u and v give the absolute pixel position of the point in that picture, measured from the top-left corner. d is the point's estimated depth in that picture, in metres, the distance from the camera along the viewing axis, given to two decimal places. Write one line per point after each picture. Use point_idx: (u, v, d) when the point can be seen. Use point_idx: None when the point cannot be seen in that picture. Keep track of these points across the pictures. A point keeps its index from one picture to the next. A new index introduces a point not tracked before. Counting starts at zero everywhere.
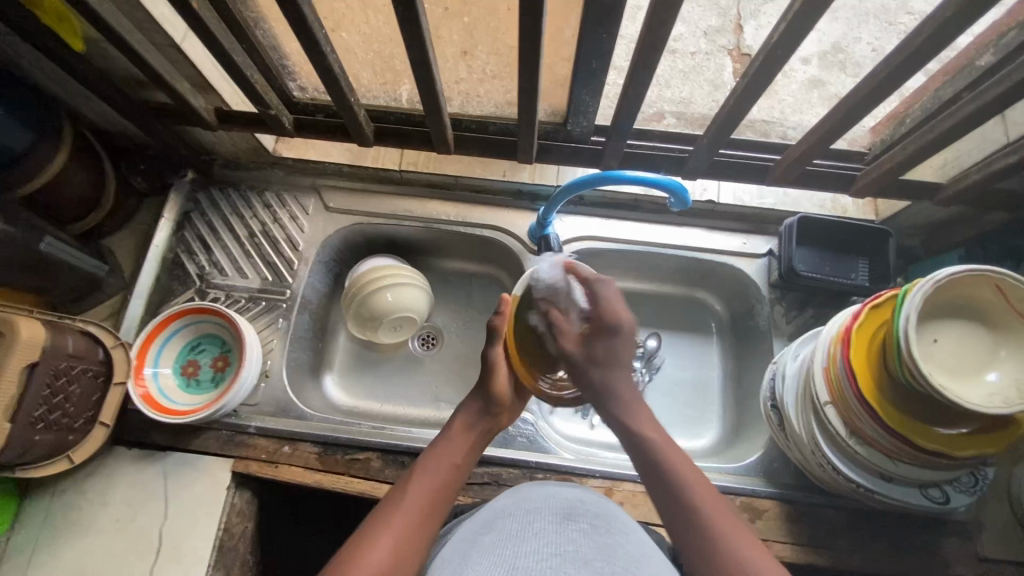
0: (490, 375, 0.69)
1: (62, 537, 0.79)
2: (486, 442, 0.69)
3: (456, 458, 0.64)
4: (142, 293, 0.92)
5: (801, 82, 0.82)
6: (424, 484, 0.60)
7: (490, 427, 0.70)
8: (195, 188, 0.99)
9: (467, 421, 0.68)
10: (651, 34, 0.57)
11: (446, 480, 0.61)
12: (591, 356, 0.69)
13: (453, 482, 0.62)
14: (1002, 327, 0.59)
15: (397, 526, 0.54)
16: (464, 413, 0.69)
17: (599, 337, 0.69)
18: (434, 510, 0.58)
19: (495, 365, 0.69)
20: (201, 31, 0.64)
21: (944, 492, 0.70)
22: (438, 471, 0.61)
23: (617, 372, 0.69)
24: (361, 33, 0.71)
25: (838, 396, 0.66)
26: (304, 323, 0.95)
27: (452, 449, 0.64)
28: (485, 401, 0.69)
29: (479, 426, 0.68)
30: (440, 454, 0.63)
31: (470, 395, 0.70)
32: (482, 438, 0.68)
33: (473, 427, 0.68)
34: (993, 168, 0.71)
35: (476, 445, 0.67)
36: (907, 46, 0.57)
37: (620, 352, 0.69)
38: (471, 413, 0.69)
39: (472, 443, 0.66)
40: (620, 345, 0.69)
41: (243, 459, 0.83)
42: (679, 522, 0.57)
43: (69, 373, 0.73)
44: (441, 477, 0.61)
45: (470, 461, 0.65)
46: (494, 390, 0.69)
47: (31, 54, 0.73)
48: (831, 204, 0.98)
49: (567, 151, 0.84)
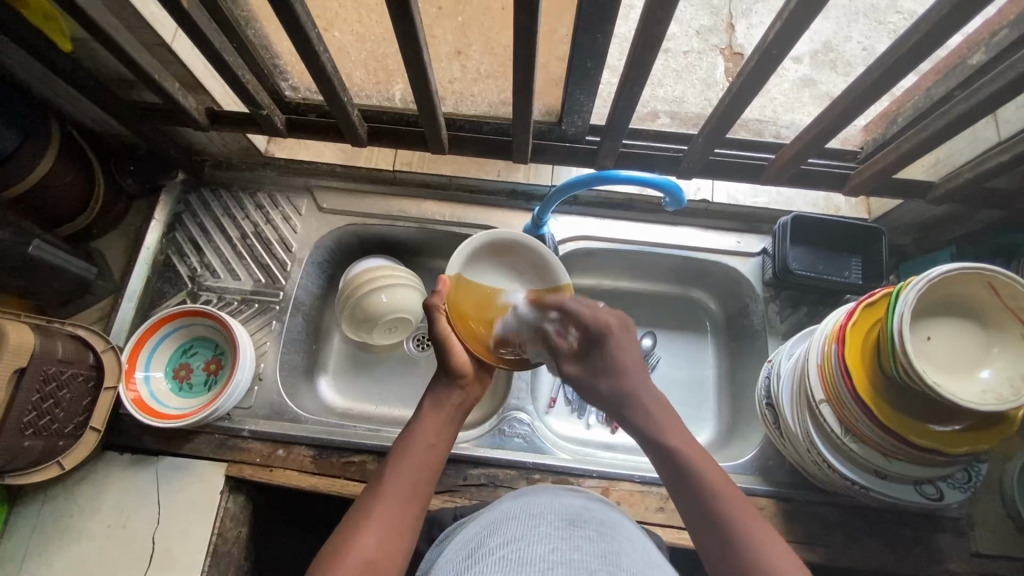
0: (446, 353, 0.67)
1: (53, 545, 0.78)
2: (461, 415, 0.67)
3: (431, 437, 0.61)
4: (133, 295, 0.91)
5: (792, 81, 0.83)
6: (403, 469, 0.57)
7: (463, 401, 0.68)
8: (186, 189, 0.98)
9: (437, 400, 0.66)
10: (647, 34, 0.57)
11: (424, 462, 0.59)
12: (597, 366, 0.67)
13: (431, 462, 0.59)
14: (993, 324, 0.59)
15: (377, 517, 0.53)
16: (434, 393, 0.66)
17: (588, 352, 0.68)
18: (416, 496, 0.56)
19: (448, 340, 0.68)
20: (191, 31, 0.63)
21: (938, 488, 0.71)
22: (415, 455, 0.59)
23: (621, 374, 0.65)
24: (353, 32, 0.71)
25: (833, 393, 0.66)
26: (298, 326, 0.94)
27: (427, 429, 0.62)
28: (449, 375, 0.67)
29: (450, 399, 0.66)
30: (413, 437, 0.61)
31: (434, 378, 0.68)
32: (456, 412, 0.66)
33: (444, 403, 0.65)
34: (985, 167, 0.71)
35: (452, 421, 0.65)
36: (898, 47, 0.57)
37: (620, 353, 0.66)
38: (440, 390, 0.66)
39: (449, 417, 0.65)
40: (613, 348, 0.66)
41: (237, 463, 0.82)
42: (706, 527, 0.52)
43: (59, 378, 0.72)
44: (418, 460, 0.58)
45: (447, 438, 0.63)
46: (456, 366, 0.67)
47: (17, 55, 0.71)
48: (824, 203, 0.98)
49: (561, 151, 0.84)
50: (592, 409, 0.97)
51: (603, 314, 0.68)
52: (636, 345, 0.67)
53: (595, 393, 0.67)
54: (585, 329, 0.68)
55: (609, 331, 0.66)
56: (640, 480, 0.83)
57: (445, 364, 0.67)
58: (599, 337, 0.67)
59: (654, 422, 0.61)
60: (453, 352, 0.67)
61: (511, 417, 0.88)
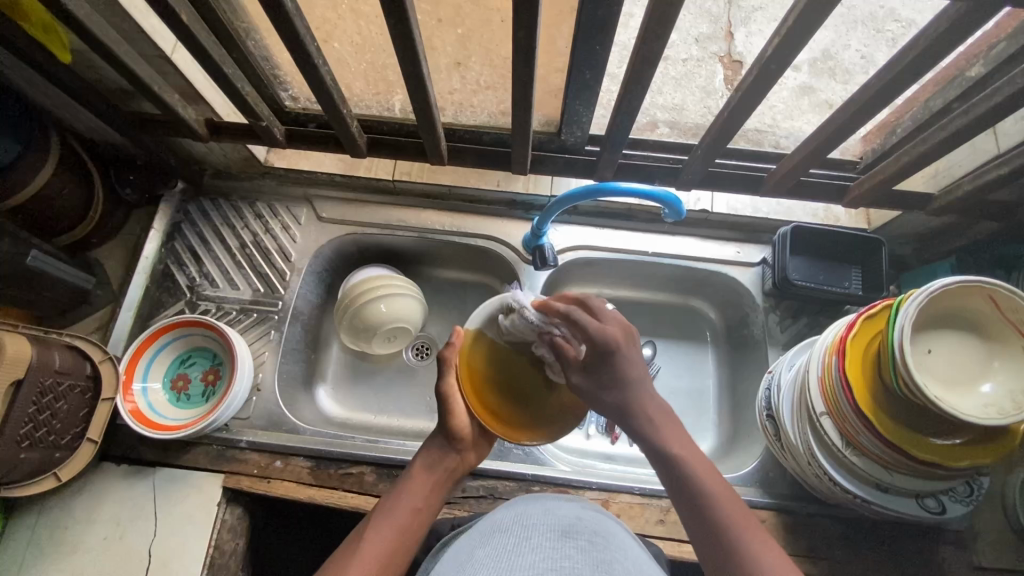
0: (448, 417, 0.68)
1: (47, 557, 0.77)
2: (453, 480, 0.67)
3: (418, 500, 0.62)
4: (131, 305, 0.91)
5: (791, 89, 0.82)
6: (383, 529, 0.58)
7: (457, 466, 0.68)
8: (186, 199, 0.99)
9: (431, 463, 0.66)
10: (646, 48, 0.57)
11: (405, 524, 0.59)
12: (598, 377, 0.61)
13: (416, 526, 0.60)
14: (996, 337, 0.59)
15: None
16: (429, 452, 0.67)
17: (598, 368, 0.61)
18: (394, 560, 0.56)
19: (449, 395, 0.68)
20: (191, 45, 0.63)
21: (941, 502, 0.70)
22: (397, 517, 0.59)
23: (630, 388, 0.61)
24: (352, 43, 0.71)
25: (833, 405, 0.66)
26: (297, 335, 0.94)
27: (413, 493, 0.62)
28: (447, 439, 0.68)
29: (443, 464, 0.66)
30: (400, 497, 0.61)
31: (433, 436, 0.69)
32: (449, 476, 0.67)
33: (437, 466, 0.66)
34: (984, 180, 0.71)
35: (442, 484, 0.65)
36: (898, 61, 0.57)
37: (630, 368, 0.61)
38: (435, 450, 0.67)
39: (437, 482, 0.65)
40: (622, 363, 0.61)
41: (235, 474, 0.82)
42: (705, 536, 0.52)
43: (55, 390, 0.71)
44: (400, 520, 0.59)
45: (434, 502, 0.63)
46: (455, 429, 0.67)
47: (16, 65, 0.71)
48: (824, 214, 0.98)
49: (561, 162, 0.84)
50: (592, 419, 0.96)
51: (609, 326, 0.62)
52: (634, 353, 0.63)
53: (596, 402, 0.62)
54: (596, 345, 0.61)
55: (619, 346, 0.61)
56: (640, 491, 0.82)
57: (448, 430, 0.68)
58: (610, 352, 0.61)
59: (662, 436, 0.59)
60: (454, 415, 0.68)
61: None
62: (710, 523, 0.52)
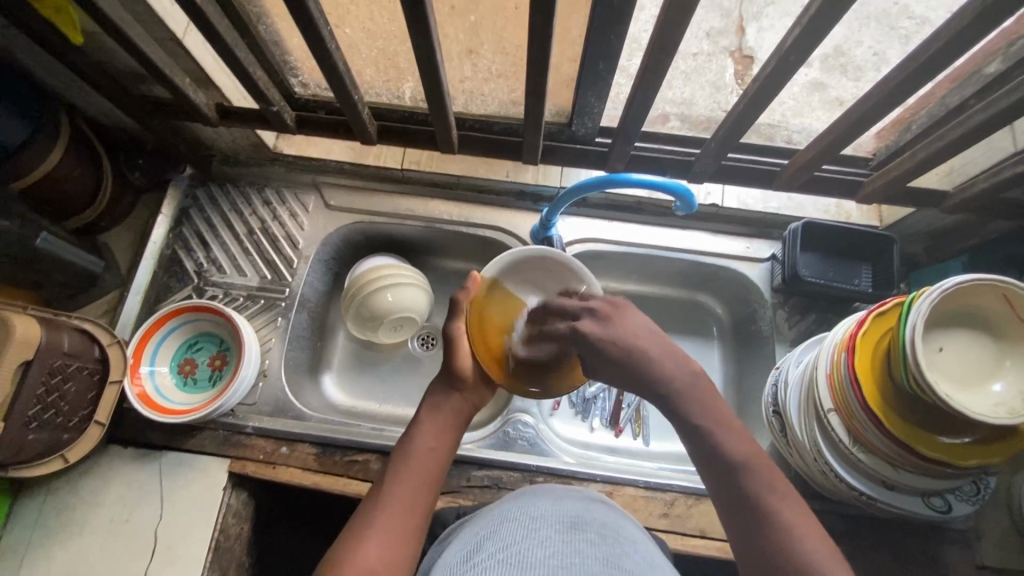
0: (451, 358, 0.67)
1: (54, 538, 0.78)
2: (463, 421, 0.65)
3: (430, 441, 0.60)
4: (139, 289, 0.91)
5: (803, 84, 0.81)
6: (404, 477, 0.56)
7: (465, 405, 0.66)
8: (194, 184, 0.99)
9: (436, 405, 0.64)
10: (664, 38, 0.56)
11: (423, 468, 0.57)
12: (611, 367, 0.60)
13: (434, 468, 0.58)
14: (1007, 336, 0.59)
15: (378, 529, 0.51)
16: (433, 397, 0.65)
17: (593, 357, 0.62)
18: (418, 503, 0.55)
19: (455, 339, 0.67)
20: (205, 28, 0.63)
21: (946, 501, 0.70)
22: (413, 462, 0.58)
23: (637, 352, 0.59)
24: (364, 28, 0.70)
25: (842, 403, 0.66)
26: (303, 322, 0.94)
27: (425, 434, 0.61)
28: (448, 378, 0.66)
29: (449, 404, 0.64)
30: (411, 442, 0.60)
31: (433, 381, 0.67)
32: (457, 417, 0.64)
33: (443, 406, 0.64)
34: (1000, 177, 0.71)
35: (453, 423, 0.64)
36: (922, 53, 0.55)
37: (611, 341, 0.60)
38: (438, 394, 0.66)
39: (447, 424, 0.63)
40: (599, 340, 0.60)
41: (240, 459, 0.82)
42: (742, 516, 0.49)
43: (65, 371, 0.72)
44: (417, 465, 0.57)
45: (449, 441, 0.62)
46: (457, 369, 0.66)
47: (28, 46, 0.71)
48: (835, 210, 0.97)
49: (571, 153, 0.84)
50: (596, 412, 0.96)
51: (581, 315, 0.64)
52: (630, 324, 0.61)
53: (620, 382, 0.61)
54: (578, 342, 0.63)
55: (590, 327, 0.62)
56: (645, 484, 0.82)
57: (449, 370, 0.66)
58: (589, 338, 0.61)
59: (702, 424, 0.54)
60: (457, 355, 0.66)
61: (515, 419, 0.88)
62: (739, 496, 0.50)
